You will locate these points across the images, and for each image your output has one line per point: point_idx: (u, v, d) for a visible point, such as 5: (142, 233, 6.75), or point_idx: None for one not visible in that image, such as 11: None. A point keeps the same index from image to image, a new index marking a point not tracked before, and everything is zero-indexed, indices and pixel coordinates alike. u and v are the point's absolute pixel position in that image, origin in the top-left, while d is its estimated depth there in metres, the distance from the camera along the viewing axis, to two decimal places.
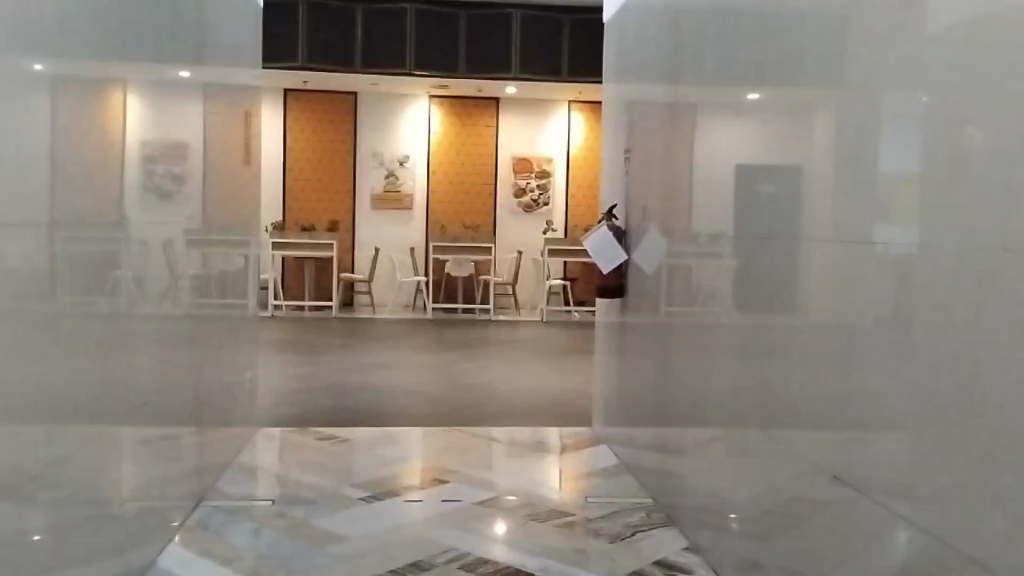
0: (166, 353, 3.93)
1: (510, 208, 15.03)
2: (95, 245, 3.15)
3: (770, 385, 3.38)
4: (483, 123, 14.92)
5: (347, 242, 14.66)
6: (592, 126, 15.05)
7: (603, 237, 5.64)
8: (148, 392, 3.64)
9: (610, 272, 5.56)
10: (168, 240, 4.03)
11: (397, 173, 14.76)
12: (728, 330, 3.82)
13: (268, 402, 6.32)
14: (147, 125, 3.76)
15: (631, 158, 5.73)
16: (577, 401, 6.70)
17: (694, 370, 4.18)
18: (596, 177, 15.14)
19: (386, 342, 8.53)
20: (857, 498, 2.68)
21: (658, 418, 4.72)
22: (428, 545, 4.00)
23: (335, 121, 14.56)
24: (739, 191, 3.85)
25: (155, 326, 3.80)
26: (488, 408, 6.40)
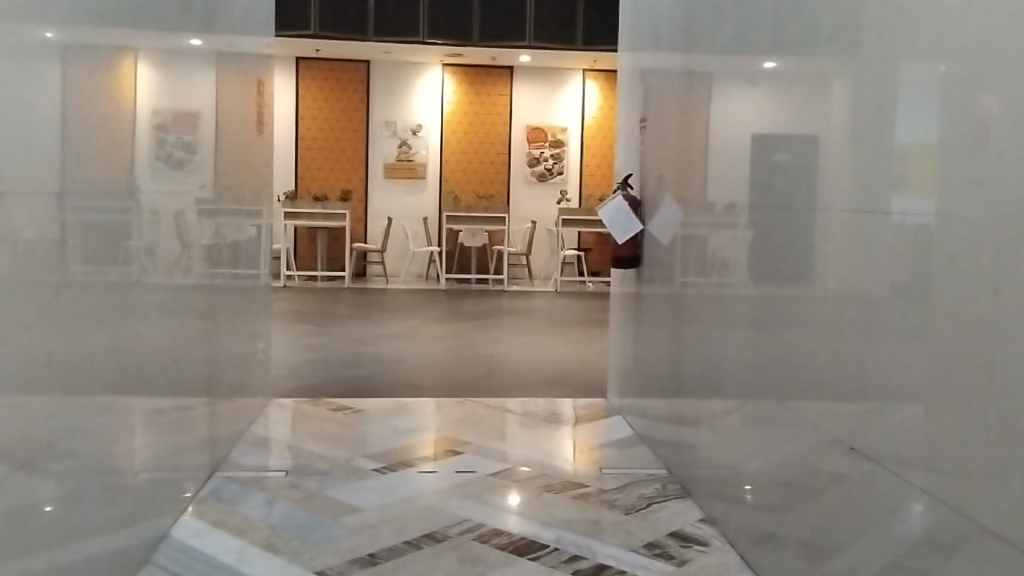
0: (178, 324, 3.93)
1: (524, 178, 14.94)
2: (106, 216, 3.13)
3: (785, 358, 3.34)
4: (497, 91, 14.80)
5: (359, 212, 14.62)
6: (607, 95, 14.91)
7: (618, 206, 5.57)
8: (160, 363, 3.64)
9: (624, 242, 5.50)
10: (180, 211, 4.02)
11: (410, 142, 14.68)
12: (743, 302, 3.78)
13: (281, 372, 6.33)
14: (158, 95, 3.73)
15: (646, 127, 5.65)
16: (591, 372, 6.68)
17: (709, 342, 4.14)
18: (610, 146, 15.01)
19: (400, 312, 8.51)
20: (873, 473, 2.66)
21: (673, 390, 4.69)
22: (441, 517, 4.01)
23: (347, 90, 14.47)
24: (756, 160, 3.79)
25: (168, 297, 3.80)
26: (502, 379, 6.40)
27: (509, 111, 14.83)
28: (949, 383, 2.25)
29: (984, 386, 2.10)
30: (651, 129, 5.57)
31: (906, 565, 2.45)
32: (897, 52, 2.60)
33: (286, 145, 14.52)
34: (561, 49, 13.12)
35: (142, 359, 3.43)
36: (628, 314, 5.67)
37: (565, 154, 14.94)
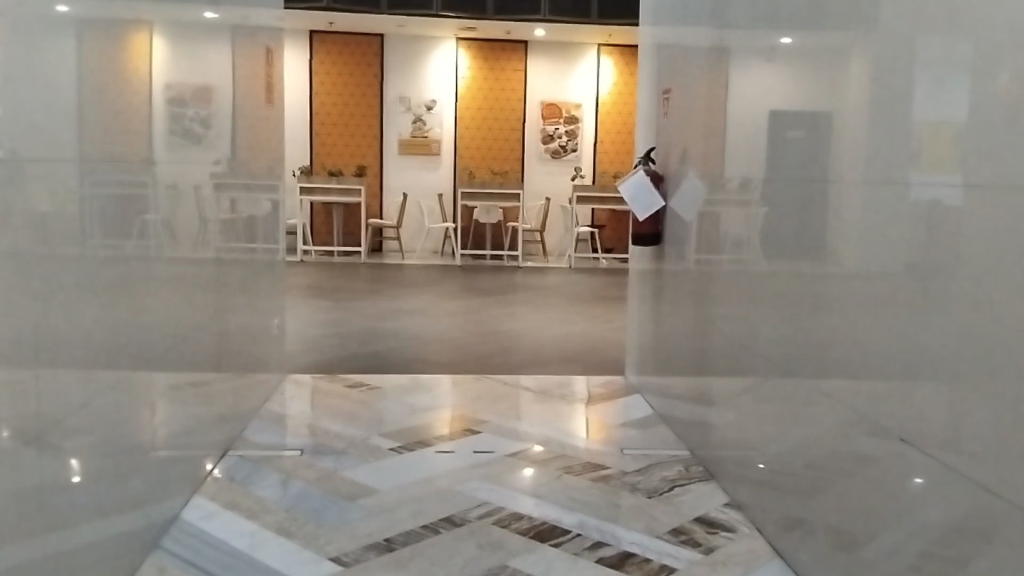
0: (194, 303, 3.95)
1: (538, 154, 14.87)
2: (122, 194, 3.13)
3: (806, 337, 3.33)
4: (511, 67, 14.67)
5: (375, 187, 14.60)
6: (621, 71, 14.81)
7: (642, 183, 5.49)
8: (174, 341, 3.65)
9: (646, 218, 5.45)
10: (196, 186, 4.03)
11: (424, 118, 14.61)
12: (762, 280, 3.77)
13: (296, 348, 6.36)
14: (173, 70, 3.72)
15: (669, 101, 5.57)
16: (606, 349, 6.70)
17: (729, 321, 4.14)
18: (625, 122, 14.94)
19: (417, 287, 8.50)
20: (897, 461, 2.64)
21: (694, 371, 4.68)
22: (458, 498, 4.03)
23: (361, 64, 14.40)
24: (776, 140, 3.76)
25: (183, 277, 3.81)
26: (518, 356, 6.42)
27: (523, 87, 14.72)
28: (978, 362, 2.23)
29: (1015, 366, 2.07)
30: (673, 104, 5.51)
31: (936, 554, 2.43)
32: (923, 32, 2.56)
33: (300, 121, 14.50)
34: (577, 22, 13.01)
35: (157, 337, 3.44)
36: (647, 294, 5.64)
37: (580, 130, 14.86)
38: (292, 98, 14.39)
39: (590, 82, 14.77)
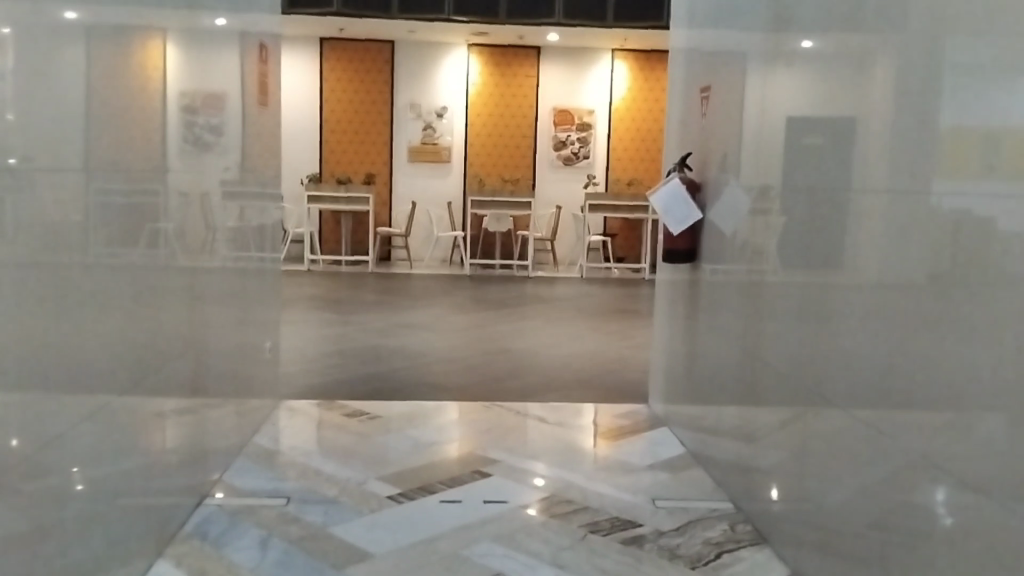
0: (159, 320, 3.38)
1: (550, 162, 14.34)
2: (111, 204, 2.87)
3: (823, 361, 3.16)
4: (520, 74, 14.16)
5: (383, 195, 14.15)
6: (636, 77, 14.18)
7: (677, 194, 4.71)
8: (132, 362, 3.10)
9: (679, 233, 4.69)
10: (205, 189, 3.92)
11: (432, 126, 14.10)
12: (777, 297, 3.60)
13: (298, 368, 6.19)
14: (187, 70, 3.63)
15: (706, 100, 4.90)
16: (624, 371, 6.48)
17: (742, 342, 3.96)
18: (640, 128, 14.27)
19: (424, 306, 8.03)
20: (1005, 531, 2.09)
21: (738, 405, 3.99)
22: (466, 569, 3.39)
23: (371, 71, 13.92)
24: (820, 142, 3.30)
25: (149, 293, 3.25)
26: (529, 378, 6.22)
27: (534, 92, 14.21)
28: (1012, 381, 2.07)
29: None
30: (688, 111, 5.25)
31: None
32: (963, 33, 2.34)
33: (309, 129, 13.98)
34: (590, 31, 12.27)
35: (104, 362, 2.86)
36: (673, 320, 5.06)
37: (593, 135, 14.32)
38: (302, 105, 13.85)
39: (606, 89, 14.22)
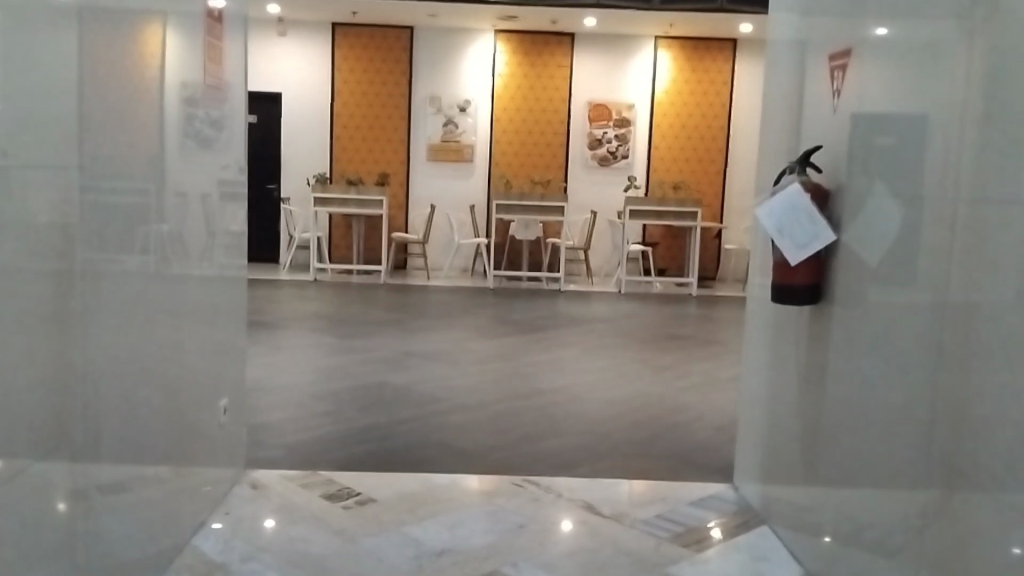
0: (136, 345, 2.06)
1: (582, 158, 8.82)
2: (58, 185, 1.71)
3: (872, 488, 1.94)
4: (554, 56, 8.71)
5: (399, 197, 8.77)
6: (696, 69, 8.76)
7: (794, 201, 2.17)
8: (71, 399, 1.75)
9: (799, 265, 2.16)
10: (221, 196, 2.76)
11: (455, 120, 8.73)
12: (801, 371, 2.32)
13: (308, 338, 4.87)
14: (191, 38, 2.45)
15: (843, 82, 2.18)
16: (692, 353, 4.78)
17: (755, 425, 2.67)
18: (699, 137, 8.83)
19: (444, 296, 6.69)
20: None
21: (813, 518, 2.24)
22: None
23: (382, 69, 8.63)
24: (877, 149, 1.98)
25: (116, 305, 1.97)
26: (540, 370, 4.19)
27: (571, 86, 8.74)
28: None
29: None
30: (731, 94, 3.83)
31: None
32: None
33: (297, 131, 8.63)
34: (645, 25, 8.19)
35: (17, 400, 1.54)
36: (751, 345, 2.75)
37: (634, 134, 8.82)
38: (279, 96, 8.58)
39: (650, 66, 8.75)
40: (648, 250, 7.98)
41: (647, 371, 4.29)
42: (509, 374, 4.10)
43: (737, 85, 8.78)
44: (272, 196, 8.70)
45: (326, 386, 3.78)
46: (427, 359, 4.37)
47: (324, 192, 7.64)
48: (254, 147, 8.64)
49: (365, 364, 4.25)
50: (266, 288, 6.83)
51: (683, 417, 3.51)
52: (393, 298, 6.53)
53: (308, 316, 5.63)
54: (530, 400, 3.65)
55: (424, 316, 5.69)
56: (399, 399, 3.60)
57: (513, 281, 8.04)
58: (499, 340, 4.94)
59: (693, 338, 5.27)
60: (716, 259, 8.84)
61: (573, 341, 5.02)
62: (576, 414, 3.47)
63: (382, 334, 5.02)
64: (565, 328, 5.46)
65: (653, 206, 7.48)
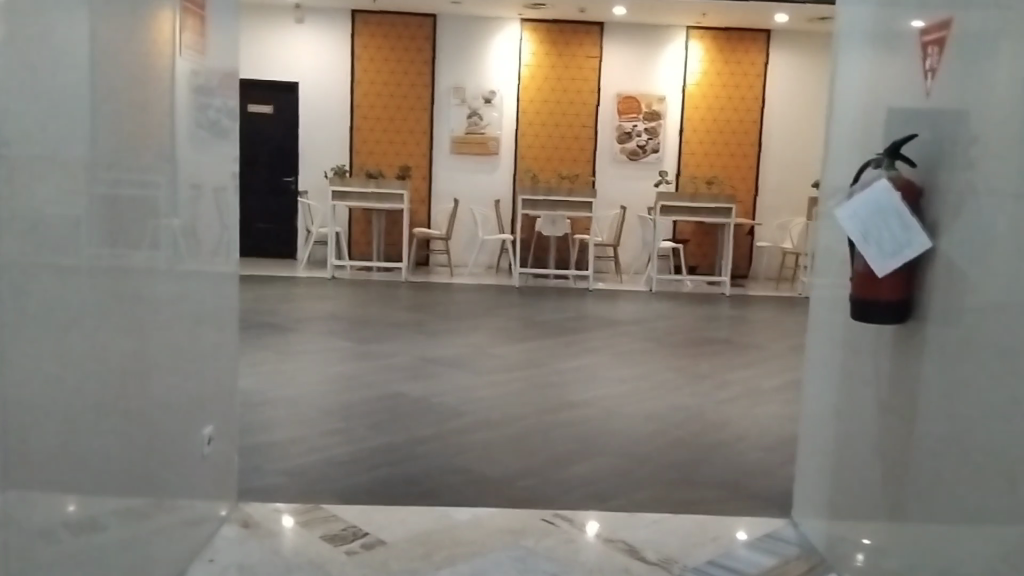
0: (110, 368, 1.78)
1: (611, 151, 8.49)
2: (16, 184, 1.43)
3: (969, 550, 1.64)
4: (582, 45, 8.39)
5: (421, 191, 8.49)
6: (730, 59, 8.40)
7: (881, 201, 1.87)
8: (21, 435, 1.48)
9: (887, 277, 1.86)
10: (228, 191, 2.49)
11: (480, 111, 8.45)
12: (881, 400, 2.01)
13: (323, 342, 4.61)
14: (187, 14, 2.17)
15: (936, 62, 1.82)
16: (731, 360, 4.47)
17: (819, 455, 2.37)
18: (734, 130, 8.47)
19: (466, 295, 6.42)
20: None
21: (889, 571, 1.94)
22: None
23: (404, 59, 8.35)
24: (981, 146, 1.65)
25: (87, 324, 1.68)
26: (569, 381, 3.90)
27: (599, 76, 8.42)
28: None
29: None
30: None
31: None
32: None
33: (315, 121, 8.37)
34: (678, 14, 7.83)
35: None
36: (814, 363, 2.44)
37: (665, 126, 8.49)
38: (296, 85, 8.32)
39: (681, 57, 8.41)
40: (679, 247, 7.64)
41: (683, 381, 3.98)
42: (534, 385, 3.81)
43: (772, 76, 8.42)
44: (289, 189, 8.46)
45: (338, 400, 3.51)
46: (447, 367, 4.09)
47: (342, 187, 7.37)
48: (271, 139, 8.39)
49: (381, 373, 3.98)
50: (283, 287, 6.59)
51: (725, 436, 3.21)
52: (413, 297, 6.27)
53: (324, 317, 5.36)
54: (560, 415, 3.37)
55: (444, 317, 5.42)
56: (415, 415, 3.32)
57: (538, 279, 7.75)
58: (524, 345, 4.66)
59: (729, 341, 4.97)
60: (748, 256, 8.51)
61: (602, 345, 4.72)
62: (608, 433, 3.17)
63: (400, 338, 4.75)
64: (594, 330, 5.16)
65: (685, 202, 7.14)
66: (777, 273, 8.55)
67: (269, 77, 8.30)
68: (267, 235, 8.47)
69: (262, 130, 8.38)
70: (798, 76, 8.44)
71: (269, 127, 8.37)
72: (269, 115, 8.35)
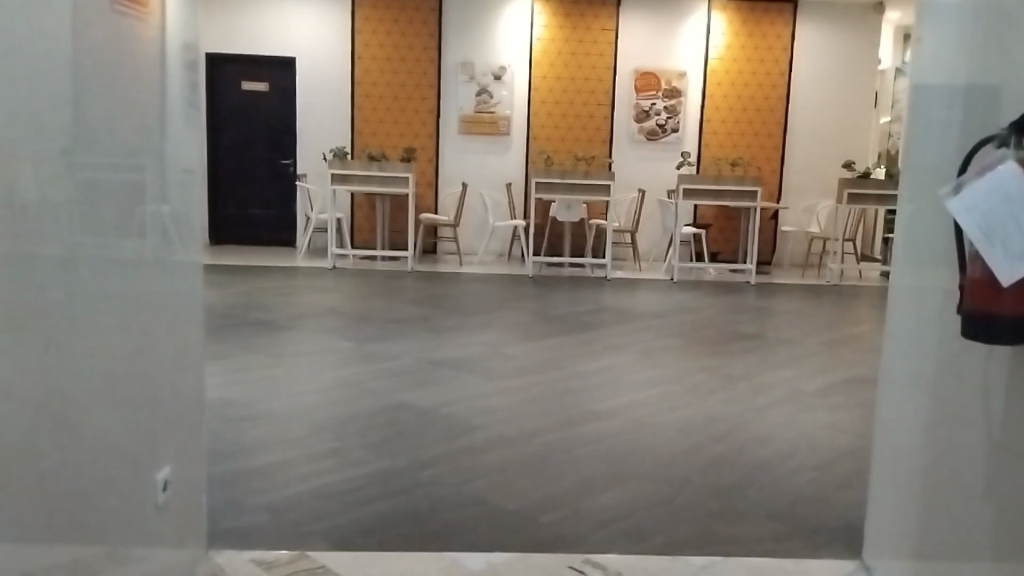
0: (41, 423, 1.39)
1: (627, 130, 8.09)
2: None
3: None
4: (597, 19, 7.97)
5: (428, 174, 8.11)
6: (753, 31, 7.97)
7: (1011, 190, 1.49)
8: None
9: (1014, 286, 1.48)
10: (198, 178, 2.08)
11: (490, 89, 8.03)
12: (994, 434, 1.64)
13: (323, 341, 4.26)
14: None
15: None
16: (766, 358, 4.10)
17: (901, 490, 2.01)
18: (757, 107, 8.04)
19: (477, 286, 6.05)
20: None
21: None
22: None
23: (409, 35, 7.94)
24: None
25: (8, 378, 1.27)
26: (590, 385, 3.54)
27: (615, 51, 8.00)
28: None
29: None
30: None
31: None
32: None
33: (316, 101, 7.98)
34: None
35: None
36: (893, 381, 2.06)
37: (684, 104, 8.07)
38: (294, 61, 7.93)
39: (702, 29, 7.99)
40: (700, 232, 7.24)
41: (716, 385, 3.60)
42: (552, 392, 3.44)
43: (798, 50, 8.00)
44: (290, 173, 8.09)
45: (335, 413, 3.16)
46: (456, 372, 3.73)
47: (343, 169, 6.99)
48: (271, 121, 8.02)
49: (384, 377, 3.63)
50: (283, 279, 6.24)
51: (771, 452, 2.84)
52: (420, 288, 5.92)
53: (326, 312, 5.02)
54: (582, 428, 3.01)
55: (455, 311, 5.07)
56: (420, 431, 2.96)
57: (553, 268, 7.38)
58: (541, 343, 4.29)
59: (762, 337, 4.58)
60: (772, 242, 8.11)
61: (624, 343, 4.35)
62: (637, 450, 2.81)
63: (405, 336, 4.39)
64: (616, 325, 4.79)
65: (708, 184, 6.72)
66: (804, 258, 8.15)
67: (264, 52, 7.91)
68: (268, 222, 8.13)
69: (260, 112, 8.01)
70: (825, 49, 8.00)
71: (268, 108, 8.00)
72: (265, 92, 7.99)
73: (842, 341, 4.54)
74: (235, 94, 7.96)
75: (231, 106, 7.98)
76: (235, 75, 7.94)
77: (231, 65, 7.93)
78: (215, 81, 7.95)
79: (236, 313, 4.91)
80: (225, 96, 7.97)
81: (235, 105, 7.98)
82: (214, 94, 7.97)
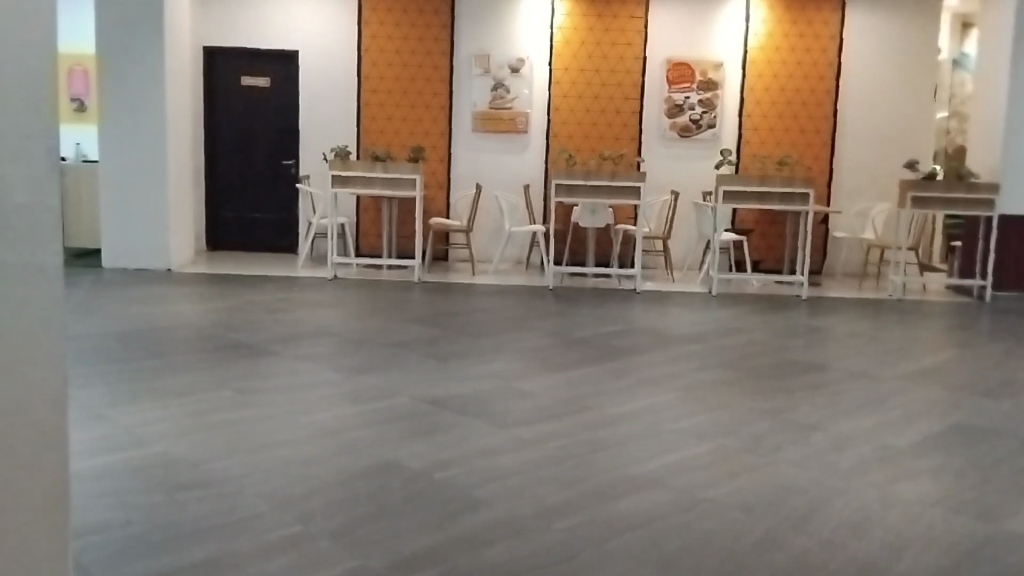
0: None
1: (658, 126, 7.39)
2: None
3: None
4: (625, 5, 7.27)
5: (439, 175, 7.43)
6: (796, 17, 7.23)
7: None
8: None
9: None
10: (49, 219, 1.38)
11: (506, 83, 7.36)
12: None
13: (305, 371, 3.61)
14: None
15: None
16: (833, 398, 3.38)
17: None
18: (802, 100, 7.29)
19: (489, 300, 5.38)
20: None
21: None
22: None
23: (419, 23, 7.28)
24: None
25: None
26: (622, 437, 2.85)
27: (645, 40, 7.30)
28: None
29: None
30: None
31: None
32: None
33: (320, 98, 7.34)
34: None
35: None
36: None
37: (721, 98, 7.36)
38: (297, 57, 7.32)
39: (739, 17, 7.29)
40: (741, 239, 6.53)
41: (783, 439, 2.90)
42: (578, 447, 2.76)
43: (847, 38, 7.26)
44: (290, 174, 7.46)
45: (304, 479, 2.48)
46: (460, 416, 3.05)
47: (344, 171, 6.31)
48: (269, 117, 7.40)
49: (366, 424, 2.96)
50: (277, 290, 5.60)
51: (868, 547, 2.13)
52: (428, 303, 5.26)
53: (317, 333, 4.37)
54: (613, 505, 2.33)
55: (463, 332, 4.40)
56: (406, 509, 2.28)
57: (575, 278, 6.68)
58: (564, 376, 3.60)
59: (825, 368, 3.87)
60: (823, 250, 7.39)
61: (662, 375, 3.65)
62: (696, 546, 2.11)
63: (404, 365, 3.72)
64: (648, 350, 4.11)
65: (752, 185, 6.00)
66: (857, 269, 7.44)
67: (263, 45, 7.29)
68: (268, 226, 7.52)
69: (258, 107, 7.38)
70: (878, 37, 7.25)
71: (265, 103, 7.38)
72: (266, 88, 7.38)
73: (919, 375, 3.81)
74: (231, 88, 7.34)
75: (229, 104, 7.36)
76: (232, 70, 7.33)
77: (229, 62, 7.30)
78: (211, 79, 7.32)
79: (213, 334, 4.26)
80: (223, 97, 7.35)
81: (231, 101, 7.36)
82: (211, 95, 7.34)
